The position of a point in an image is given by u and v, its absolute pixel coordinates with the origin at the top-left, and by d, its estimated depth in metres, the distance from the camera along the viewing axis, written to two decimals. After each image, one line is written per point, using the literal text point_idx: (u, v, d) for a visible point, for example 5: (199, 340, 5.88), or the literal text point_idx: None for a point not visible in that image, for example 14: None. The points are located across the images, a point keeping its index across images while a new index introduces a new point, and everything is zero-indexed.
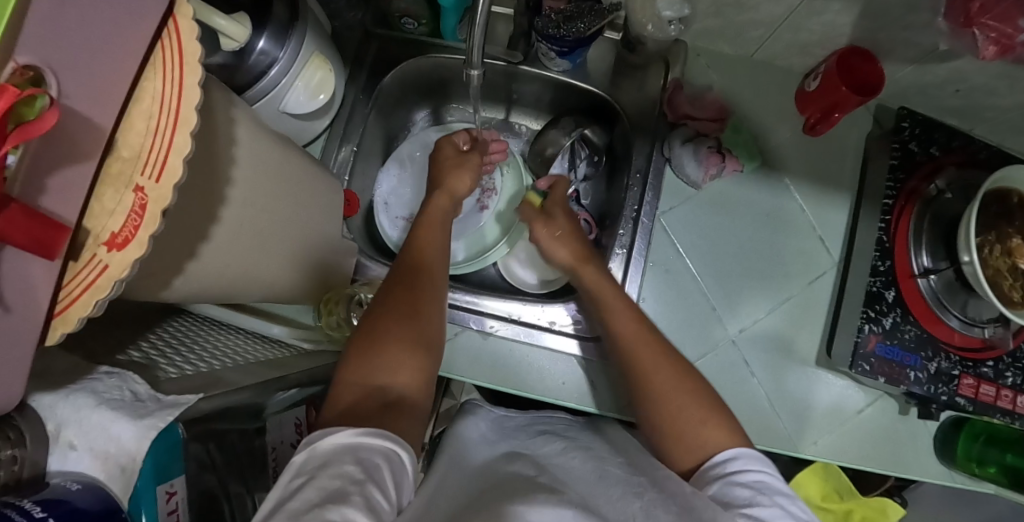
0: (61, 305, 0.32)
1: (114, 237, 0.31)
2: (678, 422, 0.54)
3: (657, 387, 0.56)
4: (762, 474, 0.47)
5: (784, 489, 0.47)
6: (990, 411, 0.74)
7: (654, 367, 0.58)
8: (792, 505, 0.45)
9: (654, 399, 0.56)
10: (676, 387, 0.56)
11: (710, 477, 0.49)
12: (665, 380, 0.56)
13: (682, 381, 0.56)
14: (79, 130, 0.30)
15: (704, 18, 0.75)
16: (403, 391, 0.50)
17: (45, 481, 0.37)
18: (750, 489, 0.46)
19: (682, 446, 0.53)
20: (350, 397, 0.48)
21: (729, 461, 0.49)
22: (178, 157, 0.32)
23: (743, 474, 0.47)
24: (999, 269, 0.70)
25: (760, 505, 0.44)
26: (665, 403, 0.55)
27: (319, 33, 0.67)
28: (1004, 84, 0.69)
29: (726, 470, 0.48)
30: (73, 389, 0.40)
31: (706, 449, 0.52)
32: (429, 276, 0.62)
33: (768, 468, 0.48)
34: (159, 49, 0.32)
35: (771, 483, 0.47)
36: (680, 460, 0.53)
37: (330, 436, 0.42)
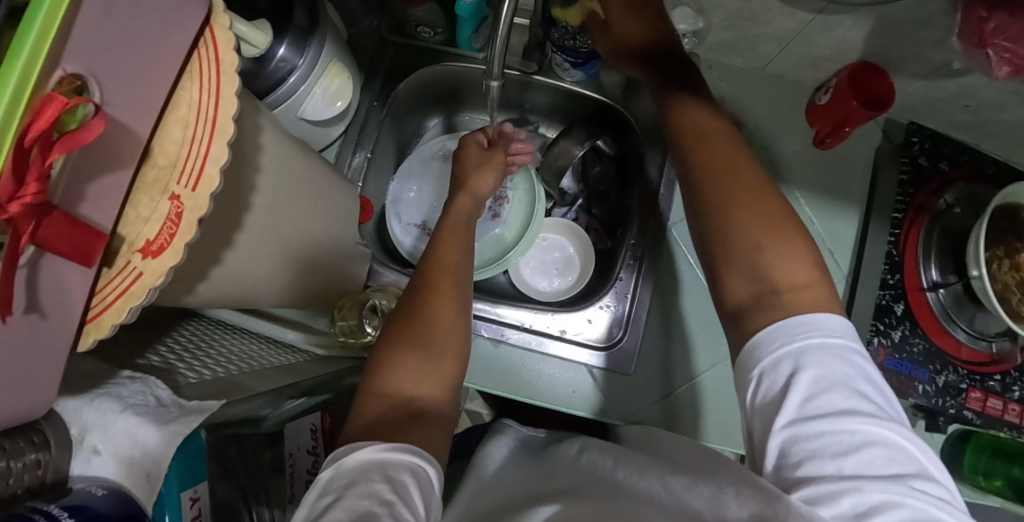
0: (94, 311, 0.32)
1: (149, 244, 0.32)
2: (740, 243, 0.47)
3: (731, 197, 0.49)
4: (809, 362, 0.40)
5: (841, 373, 0.40)
6: (996, 424, 0.75)
7: (734, 192, 0.49)
8: (852, 396, 0.39)
9: (724, 209, 0.49)
10: (747, 195, 0.49)
11: (751, 370, 0.43)
12: (740, 192, 0.49)
13: (764, 195, 0.49)
14: (118, 138, 0.30)
15: (717, 31, 0.76)
16: (425, 400, 0.51)
17: (68, 486, 0.37)
18: (796, 394, 0.40)
19: (738, 268, 0.47)
20: (375, 409, 0.49)
21: (769, 347, 0.42)
22: (215, 167, 0.32)
23: (787, 365, 0.41)
24: (1007, 284, 0.71)
25: (809, 419, 0.38)
26: (734, 214, 0.48)
27: (337, 40, 0.68)
28: (1012, 100, 0.70)
29: (769, 360, 0.42)
30: (97, 394, 0.39)
31: (766, 276, 0.45)
32: (456, 278, 0.61)
33: (819, 344, 0.41)
34: (196, 59, 0.33)
35: (823, 374, 0.40)
36: (735, 288, 0.47)
37: (356, 452, 0.43)
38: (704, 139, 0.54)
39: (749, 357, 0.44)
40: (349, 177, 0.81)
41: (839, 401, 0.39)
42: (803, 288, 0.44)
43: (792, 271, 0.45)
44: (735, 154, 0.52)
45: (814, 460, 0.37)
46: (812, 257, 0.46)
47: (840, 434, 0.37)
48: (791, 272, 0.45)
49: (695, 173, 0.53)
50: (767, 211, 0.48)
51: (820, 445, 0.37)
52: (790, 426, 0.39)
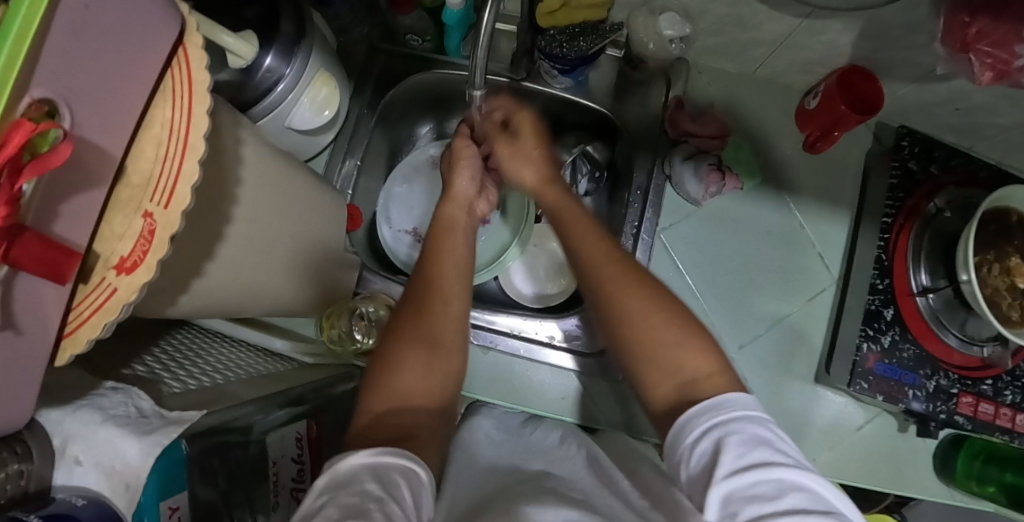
0: (71, 326, 0.33)
1: (123, 261, 0.32)
2: (649, 340, 0.50)
3: (625, 302, 0.53)
4: (735, 427, 0.42)
5: (767, 435, 0.41)
6: (989, 429, 0.74)
7: (628, 300, 0.53)
8: (778, 452, 0.40)
9: (626, 316, 0.52)
10: (644, 296, 0.53)
11: (683, 445, 0.44)
12: (634, 293, 0.53)
13: (653, 296, 0.53)
14: (89, 158, 0.31)
15: (705, 36, 0.76)
16: (419, 415, 0.51)
17: (50, 496, 0.38)
18: (727, 453, 0.40)
19: (656, 369, 0.50)
20: (365, 428, 0.48)
21: (698, 417, 0.44)
22: (187, 184, 0.33)
23: (715, 432, 0.43)
24: (997, 288, 0.71)
25: (744, 470, 0.39)
26: (634, 317, 0.52)
27: (324, 49, 0.68)
28: (1004, 103, 0.69)
29: (698, 431, 0.44)
30: (80, 405, 0.40)
31: (683, 370, 0.49)
32: (448, 294, 0.61)
33: (741, 415, 0.43)
34: (169, 77, 0.34)
35: (748, 434, 0.41)
36: (657, 386, 0.50)
37: (347, 458, 0.43)
38: (597, 242, 0.59)
39: (679, 434, 0.45)
40: (339, 185, 0.82)
41: (770, 450, 0.40)
42: (716, 376, 0.48)
43: (700, 362, 0.49)
44: (622, 254, 0.57)
45: (751, 509, 0.38)
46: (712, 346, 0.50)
47: (769, 485, 0.38)
48: (701, 362, 0.48)
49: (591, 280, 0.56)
50: (659, 309, 0.52)
51: (755, 493, 0.38)
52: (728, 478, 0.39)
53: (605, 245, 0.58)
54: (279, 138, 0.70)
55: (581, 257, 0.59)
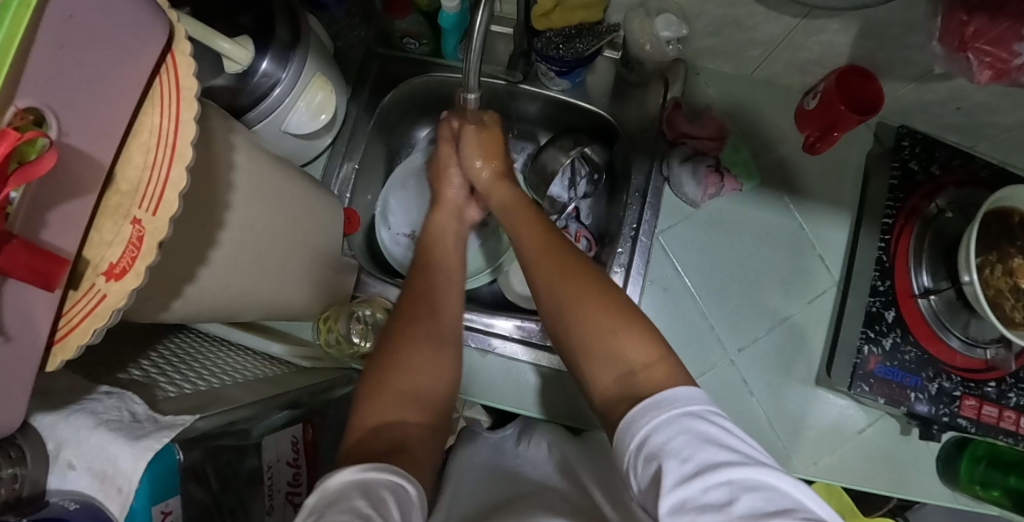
0: (61, 332, 0.33)
1: (112, 267, 0.33)
2: (590, 331, 0.53)
3: (567, 296, 0.56)
4: (677, 427, 0.43)
5: (709, 432, 0.42)
6: (993, 432, 0.73)
7: (564, 286, 0.57)
8: (722, 449, 0.41)
9: (568, 310, 0.55)
10: (583, 289, 0.56)
11: (628, 450, 0.45)
12: (573, 285, 0.56)
13: (593, 288, 0.56)
14: (76, 165, 0.31)
15: (702, 37, 0.76)
16: (409, 430, 0.52)
17: (44, 500, 0.39)
18: (672, 459, 0.41)
19: (598, 360, 0.52)
20: (356, 443, 0.49)
21: (640, 422, 0.45)
22: (174, 192, 0.33)
23: (657, 434, 0.43)
24: (1000, 289, 0.70)
25: (691, 477, 0.40)
26: (576, 310, 0.55)
27: (320, 53, 0.69)
28: (1005, 102, 0.68)
29: (642, 434, 0.44)
30: (74, 409, 0.41)
31: (622, 359, 0.51)
32: (436, 313, 0.62)
33: (682, 412, 0.44)
34: (157, 84, 0.34)
35: (690, 434, 0.42)
36: (600, 376, 0.52)
37: (336, 474, 0.42)
38: (546, 239, 0.62)
39: (623, 437, 0.46)
40: (337, 189, 0.82)
41: (715, 451, 0.41)
42: (654, 363, 0.49)
43: (637, 349, 0.51)
44: (566, 249, 0.61)
45: (703, 517, 0.38)
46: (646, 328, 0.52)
47: (718, 488, 0.39)
48: (638, 351, 0.50)
49: (535, 273, 0.60)
50: (598, 299, 0.54)
51: (705, 500, 0.38)
52: (677, 488, 0.40)
53: (550, 242, 0.62)
54: (276, 143, 0.71)
55: (529, 257, 0.62)
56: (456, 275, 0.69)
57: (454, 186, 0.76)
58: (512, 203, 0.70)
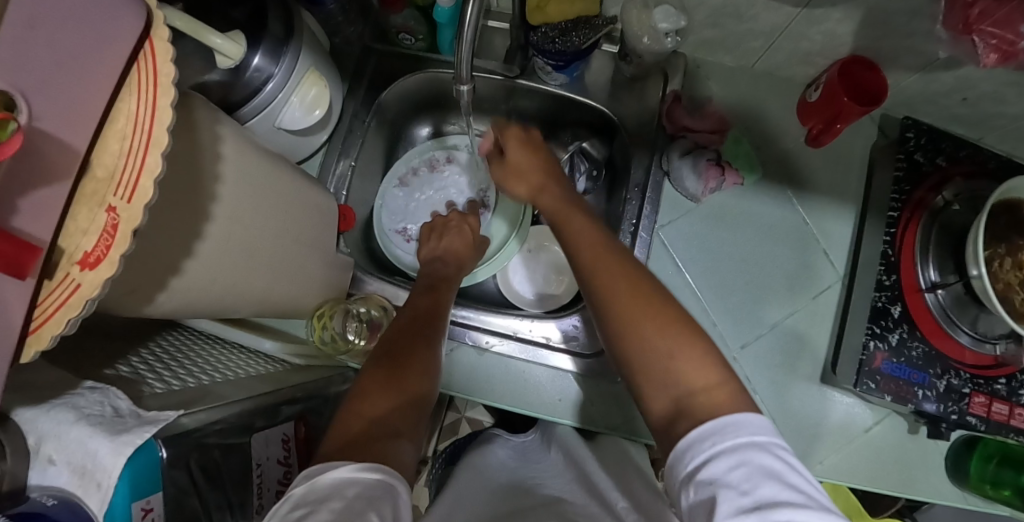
0: (35, 323, 0.32)
1: (87, 256, 0.31)
2: (649, 351, 0.49)
3: (630, 321, 0.50)
4: (739, 458, 0.41)
5: (774, 466, 0.40)
6: (1003, 430, 0.71)
7: (618, 295, 0.51)
8: (785, 489, 0.40)
9: (627, 333, 0.50)
10: (644, 308, 0.50)
11: (682, 467, 0.43)
12: (625, 304, 0.51)
13: (657, 306, 0.50)
14: (50, 152, 0.29)
15: (701, 29, 0.75)
16: (400, 420, 0.50)
17: (25, 495, 0.38)
18: (730, 490, 0.40)
19: (650, 384, 0.49)
20: (355, 428, 0.48)
21: (701, 444, 0.43)
22: (150, 178, 0.32)
23: (719, 461, 0.41)
24: (1010, 283, 0.67)
25: (749, 513, 0.39)
26: (636, 333, 0.49)
27: (314, 49, 0.68)
28: (1012, 92, 0.67)
29: (701, 458, 0.42)
30: (56, 403, 0.40)
31: (678, 383, 0.47)
32: (432, 327, 0.63)
33: (747, 441, 0.42)
34: (135, 70, 0.32)
35: (753, 467, 0.40)
36: (655, 400, 0.48)
37: (330, 470, 0.42)
38: (599, 253, 0.55)
39: (678, 456, 0.44)
40: (334, 186, 0.81)
41: (777, 494, 0.39)
42: (714, 387, 0.46)
43: (699, 373, 0.47)
44: (617, 255, 0.55)
45: None
46: (711, 351, 0.48)
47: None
48: (698, 375, 0.47)
49: (585, 283, 0.55)
50: (658, 315, 0.49)
51: None
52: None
53: (612, 250, 0.55)
54: (271, 139, 0.70)
55: (581, 269, 0.56)
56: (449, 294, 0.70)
57: (455, 236, 0.79)
58: (555, 204, 0.64)
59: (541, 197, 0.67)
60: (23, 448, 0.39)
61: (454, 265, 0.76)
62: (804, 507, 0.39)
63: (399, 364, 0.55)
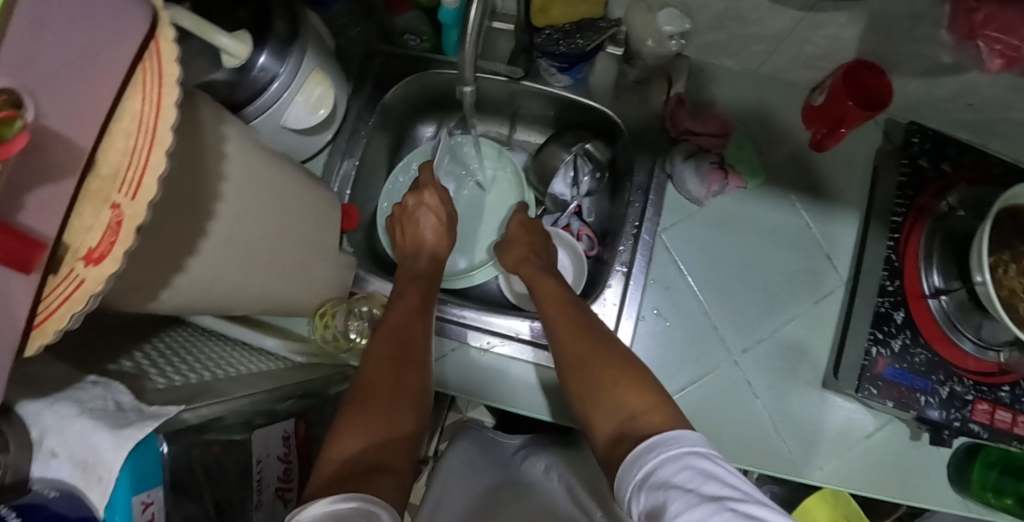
0: (40, 317, 0.32)
1: (91, 252, 0.32)
2: (594, 386, 0.54)
3: (576, 364, 0.57)
4: (683, 463, 0.41)
5: (714, 470, 0.40)
6: (1006, 438, 0.71)
7: (574, 345, 0.59)
8: (724, 487, 0.39)
9: (578, 375, 0.57)
10: (589, 351, 0.57)
11: (631, 481, 0.44)
12: (577, 351, 0.58)
13: (601, 349, 0.57)
14: (57, 150, 0.30)
15: (705, 32, 0.75)
16: (383, 457, 0.50)
17: (27, 488, 0.39)
18: (675, 490, 0.40)
19: (600, 412, 0.52)
20: (329, 468, 0.48)
21: (648, 456, 0.44)
22: (154, 177, 0.32)
23: (664, 470, 0.42)
24: (1014, 290, 0.67)
25: (690, 505, 0.38)
26: (585, 371, 0.56)
27: (319, 50, 0.68)
28: (1018, 98, 0.66)
29: (649, 467, 0.43)
30: (59, 397, 0.41)
31: (623, 408, 0.51)
32: (413, 341, 0.64)
33: (689, 451, 0.42)
34: (141, 71, 0.33)
35: (696, 469, 0.40)
36: (602, 426, 0.51)
37: (305, 509, 0.41)
38: (564, 314, 0.63)
39: (629, 469, 0.44)
40: (337, 186, 0.82)
41: (717, 491, 0.38)
42: (651, 410, 0.49)
43: (635, 398, 0.51)
44: (578, 317, 0.63)
45: None
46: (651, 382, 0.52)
47: (721, 515, 0.36)
48: (638, 399, 0.50)
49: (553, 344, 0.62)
50: (600, 356, 0.56)
51: None
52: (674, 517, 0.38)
53: (572, 309, 0.64)
54: (275, 139, 0.71)
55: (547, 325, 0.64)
56: (428, 296, 0.72)
57: (425, 223, 0.79)
58: (531, 274, 0.72)
59: (523, 265, 0.74)
60: (26, 441, 0.40)
61: (427, 256, 0.77)
62: (744, 503, 0.38)
63: (391, 400, 0.56)
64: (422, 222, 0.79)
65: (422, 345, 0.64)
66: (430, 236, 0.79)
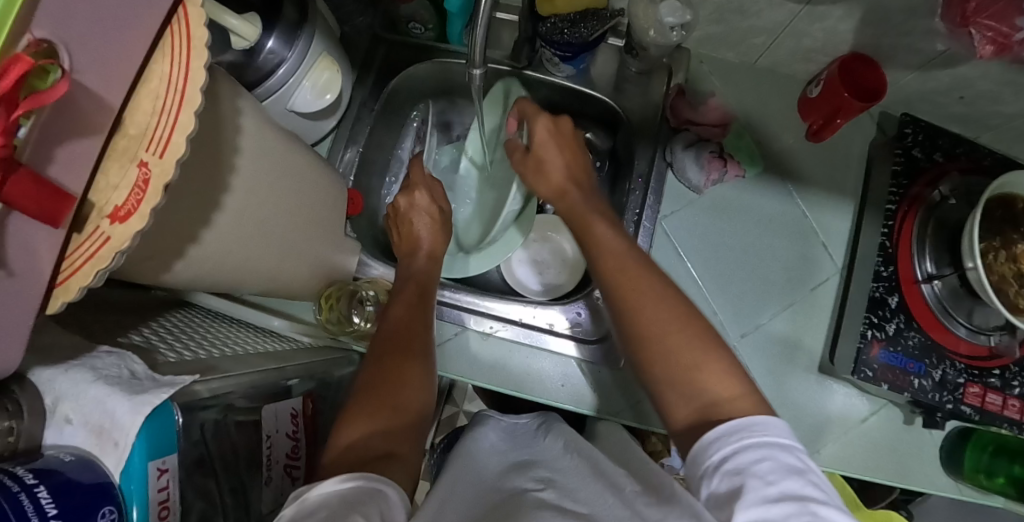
0: (63, 275, 0.32)
1: (117, 210, 0.31)
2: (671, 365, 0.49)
3: (653, 327, 0.50)
4: (765, 452, 0.40)
5: (798, 465, 0.39)
6: (996, 420, 0.72)
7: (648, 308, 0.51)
8: (807, 486, 0.38)
9: (643, 341, 0.51)
10: (672, 314, 0.50)
11: (707, 462, 0.42)
12: (656, 314, 0.51)
13: (683, 316, 0.50)
14: (88, 106, 0.30)
15: (706, 24, 0.77)
16: (389, 444, 0.50)
17: (40, 452, 0.38)
18: (755, 479, 0.38)
19: (676, 395, 0.48)
20: (334, 457, 0.48)
21: (725, 440, 0.42)
22: (182, 135, 0.32)
23: (744, 455, 0.40)
24: (1004, 275, 0.69)
25: (771, 500, 0.37)
26: (655, 340, 0.50)
27: (327, 34, 0.69)
28: (1008, 91, 0.69)
29: (726, 450, 0.41)
30: (73, 364, 0.41)
31: (703, 393, 0.47)
32: (413, 335, 0.63)
33: (773, 442, 0.41)
34: (169, 34, 0.33)
35: (779, 462, 0.39)
36: (676, 409, 0.48)
37: (313, 486, 0.40)
38: (625, 260, 0.56)
39: (703, 448, 0.43)
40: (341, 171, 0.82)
41: (801, 490, 0.37)
42: (738, 398, 0.45)
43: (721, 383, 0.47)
44: (643, 266, 0.55)
45: None
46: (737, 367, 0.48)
47: (801, 518, 0.36)
48: (723, 386, 0.46)
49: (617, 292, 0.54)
50: (677, 325, 0.50)
51: None
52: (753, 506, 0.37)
53: (636, 260, 0.55)
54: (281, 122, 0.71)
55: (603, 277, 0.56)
56: (428, 288, 0.71)
57: (419, 223, 0.77)
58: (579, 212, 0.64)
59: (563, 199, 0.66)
60: (39, 407, 0.40)
61: (424, 254, 0.75)
62: (826, 506, 0.37)
63: (393, 390, 0.55)
64: (416, 222, 0.77)
65: (424, 336, 0.63)
66: (426, 234, 0.77)
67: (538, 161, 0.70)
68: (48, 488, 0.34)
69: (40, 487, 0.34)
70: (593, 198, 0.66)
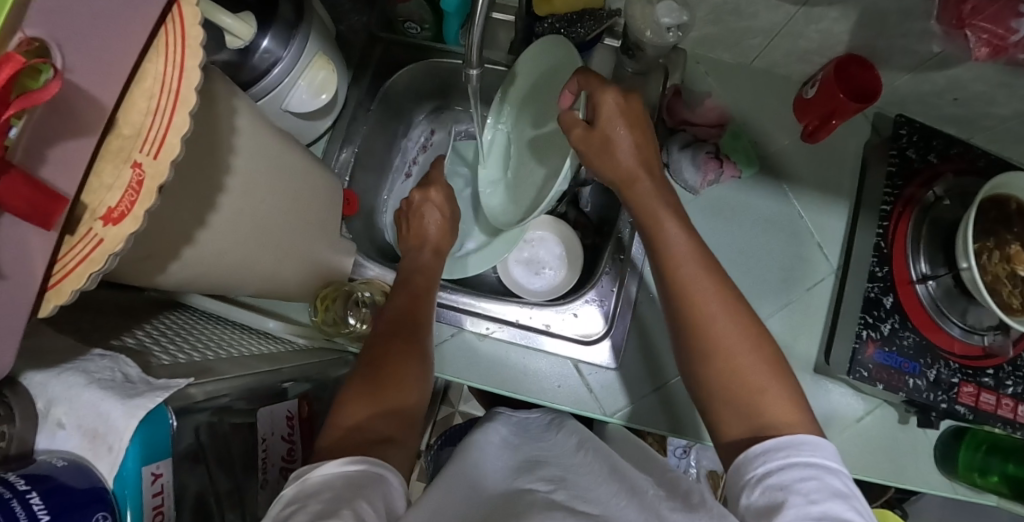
0: (56, 278, 0.32)
1: (111, 211, 0.31)
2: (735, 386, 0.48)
3: (720, 339, 0.49)
4: (812, 472, 0.42)
5: (842, 489, 0.41)
6: (990, 419, 0.73)
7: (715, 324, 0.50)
8: (849, 510, 0.40)
9: (707, 348, 0.50)
10: (744, 334, 0.50)
11: (751, 472, 0.44)
12: (732, 337, 0.49)
13: (737, 334, 0.50)
14: (81, 106, 0.30)
15: (702, 25, 0.76)
16: (386, 427, 0.50)
17: (33, 457, 0.38)
18: (797, 497, 0.40)
19: (730, 410, 0.48)
20: (335, 436, 0.47)
21: (772, 455, 0.44)
22: (177, 136, 0.31)
23: (790, 471, 0.42)
24: (997, 275, 0.70)
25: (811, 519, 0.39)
26: (717, 349, 0.49)
27: (323, 34, 0.68)
28: (1001, 92, 0.69)
29: (772, 464, 0.43)
30: (66, 368, 0.40)
31: (763, 416, 0.47)
32: (417, 328, 0.63)
33: (819, 464, 0.42)
34: (162, 34, 0.32)
35: (825, 483, 0.41)
36: (729, 428, 0.48)
37: (319, 467, 0.42)
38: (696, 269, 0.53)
39: (748, 460, 0.45)
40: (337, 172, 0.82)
41: (842, 514, 0.39)
42: (796, 426, 0.46)
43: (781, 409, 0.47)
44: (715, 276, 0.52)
45: None
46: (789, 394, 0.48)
47: None
48: (782, 411, 0.47)
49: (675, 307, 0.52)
50: (734, 343, 0.49)
51: None
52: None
53: (702, 266, 0.53)
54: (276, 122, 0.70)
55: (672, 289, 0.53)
56: (430, 281, 0.71)
57: (430, 218, 0.78)
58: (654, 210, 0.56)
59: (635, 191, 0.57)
60: (31, 412, 0.39)
61: (430, 248, 0.75)
62: None
63: (394, 378, 0.55)
64: (427, 217, 0.77)
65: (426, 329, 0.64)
66: (435, 229, 0.77)
67: (606, 139, 0.56)
68: (41, 493, 0.34)
69: (32, 492, 0.34)
70: (665, 187, 0.57)
